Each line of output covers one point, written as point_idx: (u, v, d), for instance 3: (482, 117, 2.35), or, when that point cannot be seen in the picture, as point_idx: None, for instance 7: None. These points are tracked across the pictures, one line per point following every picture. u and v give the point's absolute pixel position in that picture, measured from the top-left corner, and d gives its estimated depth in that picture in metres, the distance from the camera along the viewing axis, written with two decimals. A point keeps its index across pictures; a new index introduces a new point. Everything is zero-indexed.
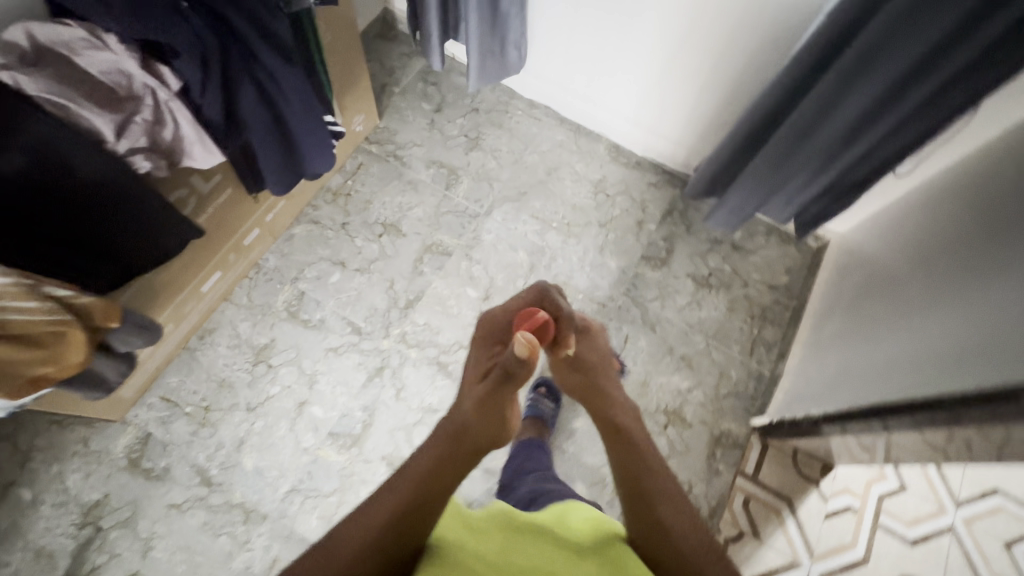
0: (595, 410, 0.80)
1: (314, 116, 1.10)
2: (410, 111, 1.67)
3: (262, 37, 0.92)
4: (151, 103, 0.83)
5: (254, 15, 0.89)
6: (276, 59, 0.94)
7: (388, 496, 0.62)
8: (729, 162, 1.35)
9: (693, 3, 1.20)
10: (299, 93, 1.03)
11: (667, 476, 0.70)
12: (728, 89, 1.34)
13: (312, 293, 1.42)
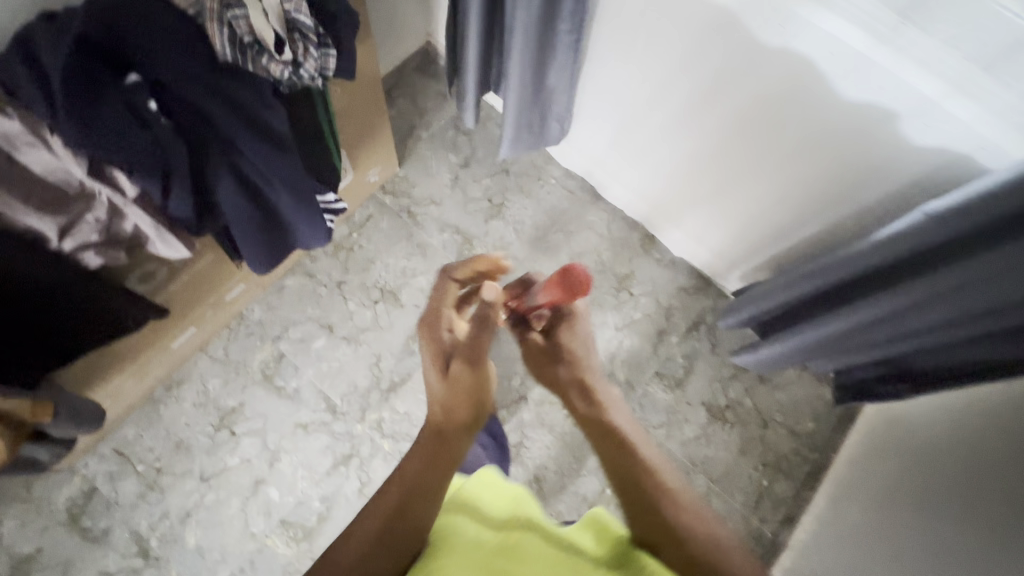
0: (574, 408, 0.70)
1: (308, 203, 0.97)
2: (435, 162, 1.53)
3: (250, 129, 0.79)
4: (105, 201, 0.73)
5: (242, 108, 0.77)
6: (264, 152, 0.82)
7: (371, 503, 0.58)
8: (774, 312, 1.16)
9: (766, 134, 1.02)
10: (294, 182, 0.91)
11: (667, 467, 0.64)
12: (789, 226, 1.15)
13: (292, 357, 1.31)
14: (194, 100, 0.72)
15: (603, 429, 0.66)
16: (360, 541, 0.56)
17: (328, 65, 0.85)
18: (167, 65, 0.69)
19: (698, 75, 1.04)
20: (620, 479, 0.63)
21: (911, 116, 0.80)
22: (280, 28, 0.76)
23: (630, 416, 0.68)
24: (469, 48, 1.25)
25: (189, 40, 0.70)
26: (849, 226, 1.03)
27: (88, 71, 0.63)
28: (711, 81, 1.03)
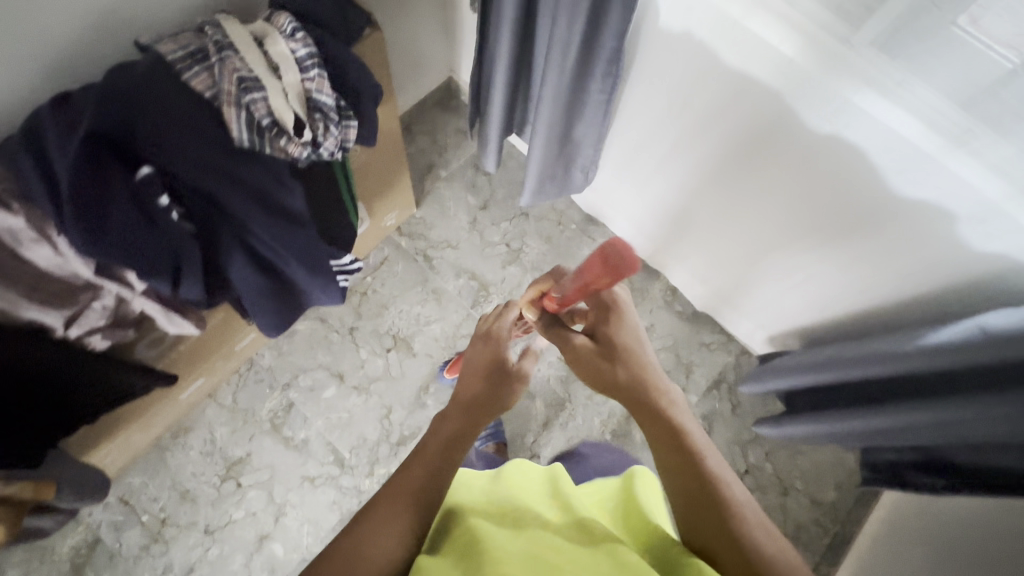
0: (636, 408, 0.69)
1: (325, 271, 0.93)
2: (453, 203, 1.49)
3: (265, 210, 0.75)
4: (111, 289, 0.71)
5: (259, 191, 0.73)
6: (278, 230, 0.78)
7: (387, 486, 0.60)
8: (805, 389, 1.11)
9: (805, 211, 0.96)
10: (310, 254, 0.86)
11: (730, 477, 0.64)
12: (823, 300, 1.10)
13: (301, 406, 1.28)
14: (204, 185, 0.69)
15: (669, 432, 0.66)
16: (390, 533, 0.56)
17: (348, 138, 0.80)
18: (178, 149, 0.66)
19: (737, 150, 0.98)
20: (684, 480, 0.63)
21: (970, 221, 0.75)
22: (299, 108, 0.72)
23: (694, 419, 0.68)
24: (494, 97, 1.21)
25: (202, 123, 0.67)
26: (901, 319, 0.96)
27: (95, 166, 0.60)
28: (749, 157, 0.97)
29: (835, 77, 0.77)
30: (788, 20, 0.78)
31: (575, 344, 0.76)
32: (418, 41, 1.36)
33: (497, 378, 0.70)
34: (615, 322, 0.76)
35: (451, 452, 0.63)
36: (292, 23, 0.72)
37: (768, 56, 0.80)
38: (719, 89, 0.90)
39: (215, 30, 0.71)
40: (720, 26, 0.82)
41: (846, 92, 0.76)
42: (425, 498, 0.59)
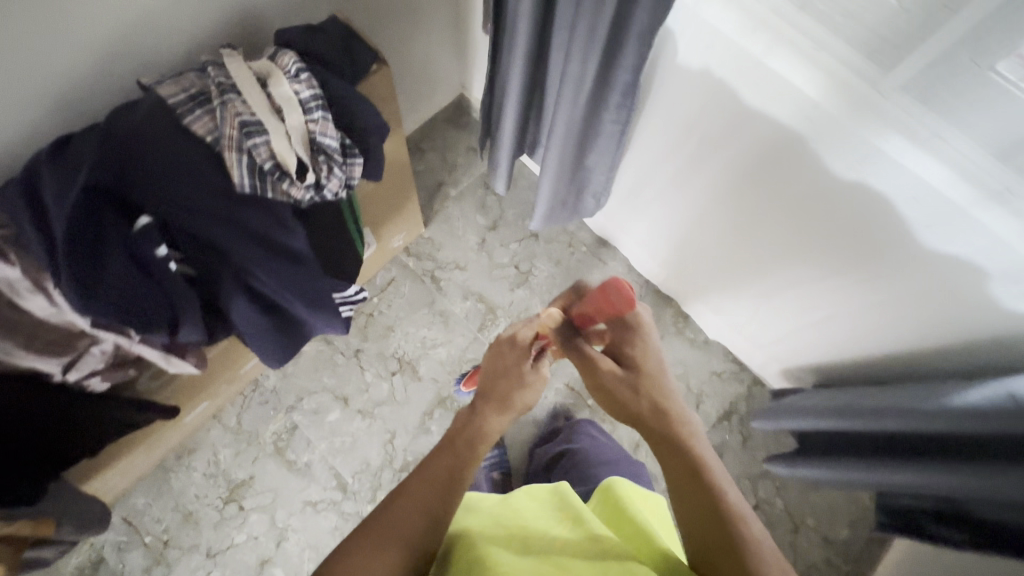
0: (654, 439, 0.70)
1: (328, 307, 0.90)
2: (462, 223, 1.47)
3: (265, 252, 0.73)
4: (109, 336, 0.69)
5: (258, 233, 0.71)
6: (279, 272, 0.76)
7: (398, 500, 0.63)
8: (822, 433, 1.07)
9: (826, 254, 0.93)
10: (313, 292, 0.84)
11: (746, 509, 0.65)
12: (841, 340, 1.06)
13: (304, 429, 1.28)
14: (202, 232, 0.67)
15: (686, 466, 0.66)
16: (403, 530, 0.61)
17: (354, 176, 0.78)
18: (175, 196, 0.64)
19: (754, 189, 0.94)
20: (694, 502, 0.65)
21: (1001, 279, 0.71)
22: (302, 150, 0.70)
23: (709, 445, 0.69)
24: (505, 121, 1.18)
25: (201, 168, 0.66)
26: (931, 372, 0.91)
27: (91, 218, 0.58)
28: (768, 196, 0.93)
29: (860, 123, 0.73)
30: (811, 62, 0.75)
31: (594, 359, 0.74)
32: (429, 59, 1.34)
33: (515, 380, 0.73)
34: (639, 342, 0.74)
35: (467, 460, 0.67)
36: (296, 63, 0.70)
37: (789, 99, 0.77)
38: (736, 127, 0.87)
39: (218, 70, 0.69)
40: (742, 65, 0.78)
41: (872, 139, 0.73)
42: (433, 519, 0.62)
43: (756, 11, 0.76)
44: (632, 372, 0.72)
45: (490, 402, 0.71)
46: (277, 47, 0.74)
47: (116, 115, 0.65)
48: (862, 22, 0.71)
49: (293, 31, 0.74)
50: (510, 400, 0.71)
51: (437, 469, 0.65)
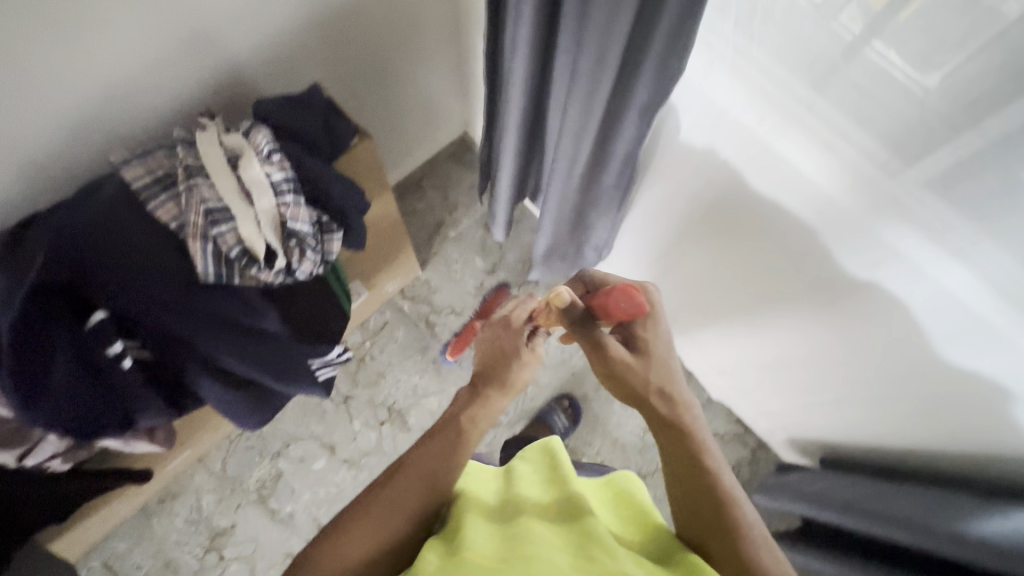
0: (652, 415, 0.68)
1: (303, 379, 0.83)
2: (460, 265, 1.43)
3: (231, 336, 0.70)
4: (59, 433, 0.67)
5: (223, 318, 0.68)
6: (245, 352, 0.72)
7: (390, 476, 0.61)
8: (829, 527, 0.99)
9: (838, 345, 0.85)
10: (281, 366, 0.78)
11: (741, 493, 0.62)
12: (851, 424, 0.99)
13: (289, 477, 1.25)
14: (162, 325, 0.64)
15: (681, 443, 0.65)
16: (398, 504, 0.59)
17: (332, 251, 0.74)
18: (127, 282, 0.61)
19: (763, 272, 0.87)
20: (684, 475, 0.63)
21: None
22: (272, 237, 0.66)
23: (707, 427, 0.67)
24: (503, 173, 1.12)
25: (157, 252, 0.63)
26: (948, 478, 0.85)
27: (42, 314, 0.58)
28: (776, 279, 0.86)
29: (872, 217, 0.67)
30: (815, 153, 0.68)
31: (601, 341, 0.72)
32: (431, 98, 1.29)
33: (511, 358, 0.73)
34: (650, 324, 0.74)
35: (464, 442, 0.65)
36: (269, 144, 0.67)
37: (789, 192, 0.72)
38: (738, 213, 0.81)
39: (187, 150, 0.66)
40: (751, 151, 0.72)
41: (880, 234, 0.66)
42: (433, 485, 0.61)
43: (761, 93, 0.70)
44: (640, 358, 0.71)
45: (489, 386, 0.71)
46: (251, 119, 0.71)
47: (74, 200, 0.62)
48: (880, 117, 0.63)
49: (269, 102, 0.71)
50: (506, 382, 0.71)
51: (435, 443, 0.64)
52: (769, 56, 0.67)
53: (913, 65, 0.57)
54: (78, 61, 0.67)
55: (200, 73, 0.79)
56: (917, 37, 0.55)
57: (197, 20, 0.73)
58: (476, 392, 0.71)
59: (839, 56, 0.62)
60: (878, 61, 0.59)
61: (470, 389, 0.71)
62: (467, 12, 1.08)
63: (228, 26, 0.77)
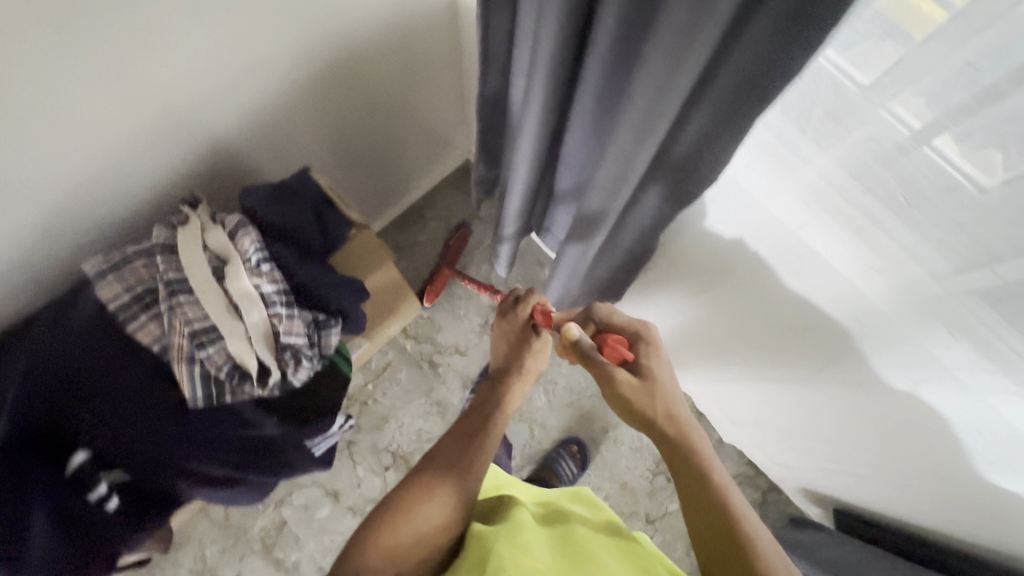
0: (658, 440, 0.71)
1: (292, 465, 0.76)
2: (464, 301, 1.37)
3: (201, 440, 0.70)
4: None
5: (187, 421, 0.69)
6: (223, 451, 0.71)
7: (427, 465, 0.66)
8: None
9: (859, 433, 0.82)
10: (250, 453, 0.72)
11: (752, 513, 0.63)
12: (870, 495, 0.96)
13: (293, 525, 1.23)
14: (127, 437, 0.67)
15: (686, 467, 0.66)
16: (431, 488, 0.63)
17: (330, 346, 0.68)
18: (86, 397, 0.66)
19: (787, 355, 0.81)
20: (690, 497, 0.64)
21: None
22: (264, 352, 0.61)
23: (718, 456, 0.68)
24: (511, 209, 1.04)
25: (131, 361, 0.69)
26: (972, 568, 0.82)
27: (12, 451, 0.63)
28: (799, 363, 0.81)
29: (920, 332, 0.57)
30: (863, 269, 0.57)
31: (608, 368, 0.75)
32: (435, 122, 1.18)
33: (525, 350, 0.87)
34: (652, 354, 0.77)
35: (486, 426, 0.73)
36: (257, 254, 0.62)
37: (834, 291, 0.63)
38: (763, 301, 0.74)
39: (166, 263, 0.61)
40: (791, 258, 0.64)
41: (930, 349, 0.57)
42: (456, 473, 0.65)
43: (804, 201, 0.56)
44: (645, 382, 0.74)
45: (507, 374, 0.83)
46: (235, 210, 0.66)
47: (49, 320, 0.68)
48: (955, 237, 0.47)
49: (256, 194, 0.66)
50: (524, 368, 0.84)
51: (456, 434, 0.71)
52: (829, 162, 0.51)
53: (977, 168, 0.42)
54: (53, 155, 0.63)
55: (187, 153, 0.75)
56: (986, 140, 0.40)
57: (183, 104, 0.69)
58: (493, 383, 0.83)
59: (889, 152, 0.46)
60: (938, 162, 0.44)
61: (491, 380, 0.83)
62: (470, 52, 1.01)
63: (215, 106, 0.72)
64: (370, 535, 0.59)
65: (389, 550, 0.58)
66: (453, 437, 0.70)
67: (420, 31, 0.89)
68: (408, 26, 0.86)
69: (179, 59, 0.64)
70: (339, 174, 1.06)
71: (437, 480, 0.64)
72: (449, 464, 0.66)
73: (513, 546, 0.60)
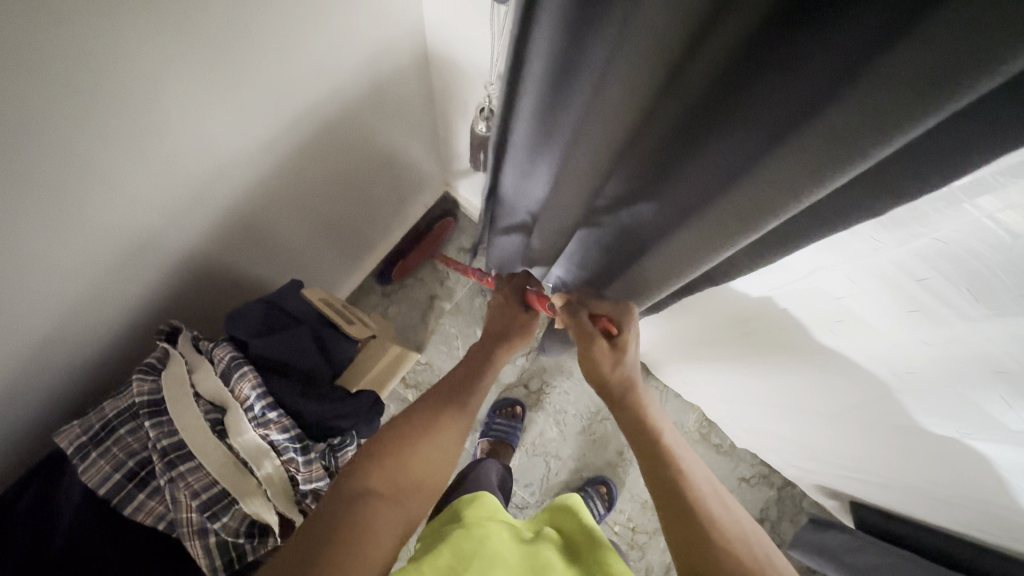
0: (618, 407, 0.70)
1: None
2: (461, 340, 1.29)
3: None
4: None
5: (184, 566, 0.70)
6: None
7: (418, 415, 0.67)
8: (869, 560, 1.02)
9: (886, 457, 0.82)
10: None
11: (692, 461, 0.64)
12: (893, 501, 0.98)
13: None
14: None
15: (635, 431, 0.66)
16: (417, 462, 0.63)
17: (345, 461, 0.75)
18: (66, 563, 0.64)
19: (816, 393, 0.79)
20: (645, 456, 0.64)
21: None
22: (284, 507, 0.69)
23: (670, 422, 0.68)
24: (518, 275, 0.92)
25: (130, 525, 0.69)
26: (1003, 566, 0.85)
27: None
28: (827, 400, 0.79)
29: (980, 396, 0.54)
30: (909, 337, 0.54)
31: (589, 333, 0.70)
32: (414, 166, 1.08)
33: (514, 312, 0.83)
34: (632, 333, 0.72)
35: (461, 398, 0.70)
36: (259, 402, 0.68)
37: (874, 352, 0.60)
38: (797, 348, 0.71)
39: (157, 432, 0.66)
40: (827, 322, 0.61)
41: (980, 405, 0.55)
42: (429, 454, 0.64)
43: (850, 277, 0.53)
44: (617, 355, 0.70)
45: (487, 338, 0.80)
46: (225, 341, 0.74)
47: (34, 494, 0.68)
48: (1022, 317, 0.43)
49: (247, 327, 0.74)
50: (509, 334, 0.80)
51: (436, 405, 0.68)
52: (874, 239, 0.47)
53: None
54: (13, 319, 0.56)
55: (156, 274, 0.69)
56: None
57: (144, 229, 0.62)
58: (483, 346, 0.79)
59: (962, 252, 0.42)
60: (986, 223, 0.39)
61: (483, 340, 0.80)
62: (443, 95, 0.92)
63: (175, 219, 0.64)
64: (353, 498, 0.57)
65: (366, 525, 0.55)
66: (433, 413, 0.67)
67: (391, 91, 0.81)
68: (377, 90, 0.78)
69: (130, 186, 0.57)
70: (317, 250, 0.97)
71: (417, 457, 0.63)
72: (430, 446, 0.64)
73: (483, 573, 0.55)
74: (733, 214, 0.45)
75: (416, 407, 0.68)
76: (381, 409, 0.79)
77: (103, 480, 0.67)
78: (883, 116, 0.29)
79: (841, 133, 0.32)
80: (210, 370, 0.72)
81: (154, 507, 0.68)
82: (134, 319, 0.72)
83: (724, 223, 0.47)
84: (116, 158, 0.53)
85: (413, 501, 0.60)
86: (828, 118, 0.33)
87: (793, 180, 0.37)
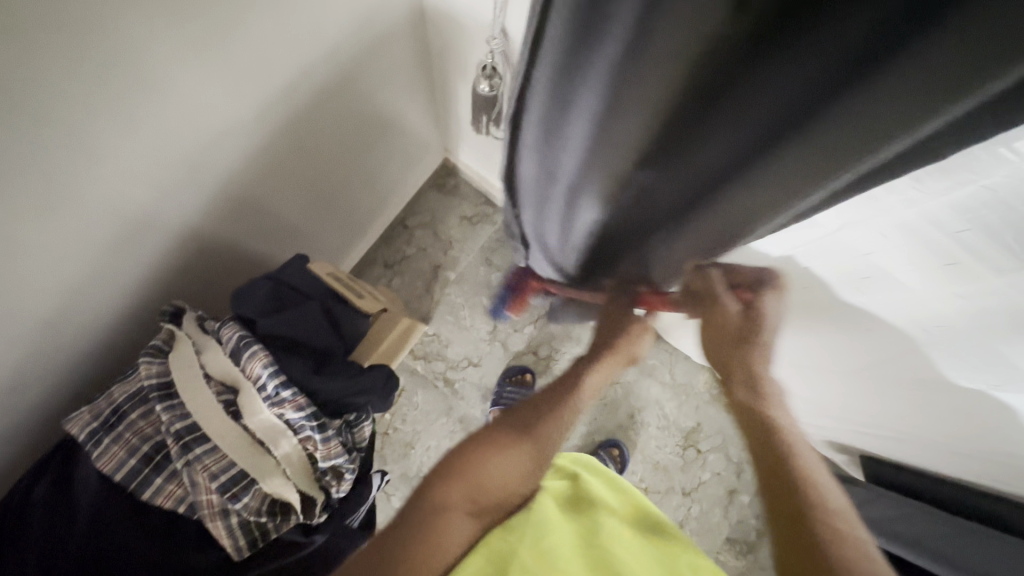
0: (756, 437, 0.71)
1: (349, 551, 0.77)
2: (468, 309, 1.27)
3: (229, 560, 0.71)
4: None
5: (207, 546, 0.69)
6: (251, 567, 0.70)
7: (493, 430, 0.71)
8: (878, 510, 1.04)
9: (905, 413, 0.82)
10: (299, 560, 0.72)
11: (829, 485, 0.62)
12: (906, 455, 0.98)
13: None
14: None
15: (772, 455, 0.66)
16: (488, 481, 0.66)
17: (362, 437, 0.76)
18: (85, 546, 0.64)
19: (835, 352, 0.78)
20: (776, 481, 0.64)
21: None
22: (305, 484, 0.69)
23: (816, 455, 0.67)
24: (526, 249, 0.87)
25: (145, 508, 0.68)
26: None
27: None
28: (847, 361, 0.78)
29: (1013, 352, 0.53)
30: (940, 293, 0.52)
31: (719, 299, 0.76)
32: (412, 134, 1.04)
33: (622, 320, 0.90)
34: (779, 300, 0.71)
35: (543, 428, 0.73)
36: (272, 380, 0.67)
37: (902, 308, 0.58)
38: (814, 306, 0.70)
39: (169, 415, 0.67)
40: (853, 280, 0.59)
41: (1009, 358, 0.53)
42: (504, 477, 0.67)
43: (881, 231, 0.50)
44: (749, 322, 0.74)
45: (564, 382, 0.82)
46: (232, 320, 0.73)
47: (49, 482, 0.68)
48: None
49: (255, 306, 0.73)
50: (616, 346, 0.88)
51: (513, 428, 0.71)
52: (915, 192, 0.45)
53: None
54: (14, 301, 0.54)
55: (155, 255, 0.66)
56: None
57: (138, 206, 0.59)
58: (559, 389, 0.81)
59: (1008, 203, 0.39)
60: None
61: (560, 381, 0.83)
62: (441, 57, 0.87)
63: (170, 194, 0.61)
64: (431, 507, 0.62)
65: (431, 542, 0.59)
66: (511, 438, 0.70)
67: (386, 53, 0.77)
68: (371, 51, 0.74)
69: (124, 161, 0.53)
70: (316, 224, 0.95)
71: (491, 479, 0.66)
72: (507, 469, 0.67)
73: (541, 548, 0.62)
74: (794, 171, 0.44)
75: (503, 419, 0.73)
76: (395, 385, 0.77)
77: (120, 466, 0.67)
78: (980, 59, 0.28)
79: (933, 84, 0.31)
80: (219, 350, 0.71)
81: (173, 490, 0.68)
82: (135, 301, 0.70)
83: (792, 178, 0.44)
84: (112, 134, 0.50)
85: (484, 520, 0.64)
86: (917, 65, 0.31)
87: (866, 137, 0.37)
